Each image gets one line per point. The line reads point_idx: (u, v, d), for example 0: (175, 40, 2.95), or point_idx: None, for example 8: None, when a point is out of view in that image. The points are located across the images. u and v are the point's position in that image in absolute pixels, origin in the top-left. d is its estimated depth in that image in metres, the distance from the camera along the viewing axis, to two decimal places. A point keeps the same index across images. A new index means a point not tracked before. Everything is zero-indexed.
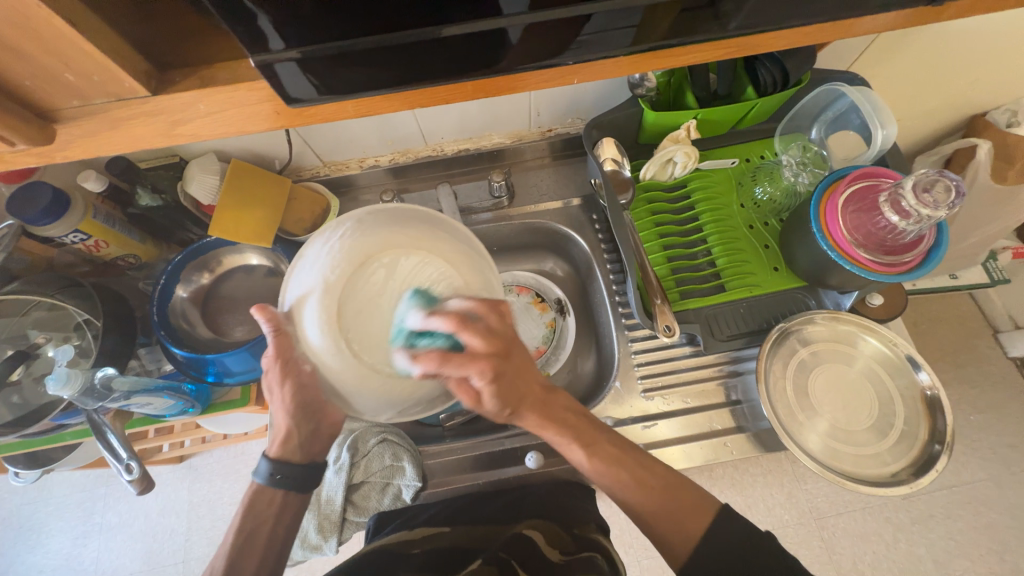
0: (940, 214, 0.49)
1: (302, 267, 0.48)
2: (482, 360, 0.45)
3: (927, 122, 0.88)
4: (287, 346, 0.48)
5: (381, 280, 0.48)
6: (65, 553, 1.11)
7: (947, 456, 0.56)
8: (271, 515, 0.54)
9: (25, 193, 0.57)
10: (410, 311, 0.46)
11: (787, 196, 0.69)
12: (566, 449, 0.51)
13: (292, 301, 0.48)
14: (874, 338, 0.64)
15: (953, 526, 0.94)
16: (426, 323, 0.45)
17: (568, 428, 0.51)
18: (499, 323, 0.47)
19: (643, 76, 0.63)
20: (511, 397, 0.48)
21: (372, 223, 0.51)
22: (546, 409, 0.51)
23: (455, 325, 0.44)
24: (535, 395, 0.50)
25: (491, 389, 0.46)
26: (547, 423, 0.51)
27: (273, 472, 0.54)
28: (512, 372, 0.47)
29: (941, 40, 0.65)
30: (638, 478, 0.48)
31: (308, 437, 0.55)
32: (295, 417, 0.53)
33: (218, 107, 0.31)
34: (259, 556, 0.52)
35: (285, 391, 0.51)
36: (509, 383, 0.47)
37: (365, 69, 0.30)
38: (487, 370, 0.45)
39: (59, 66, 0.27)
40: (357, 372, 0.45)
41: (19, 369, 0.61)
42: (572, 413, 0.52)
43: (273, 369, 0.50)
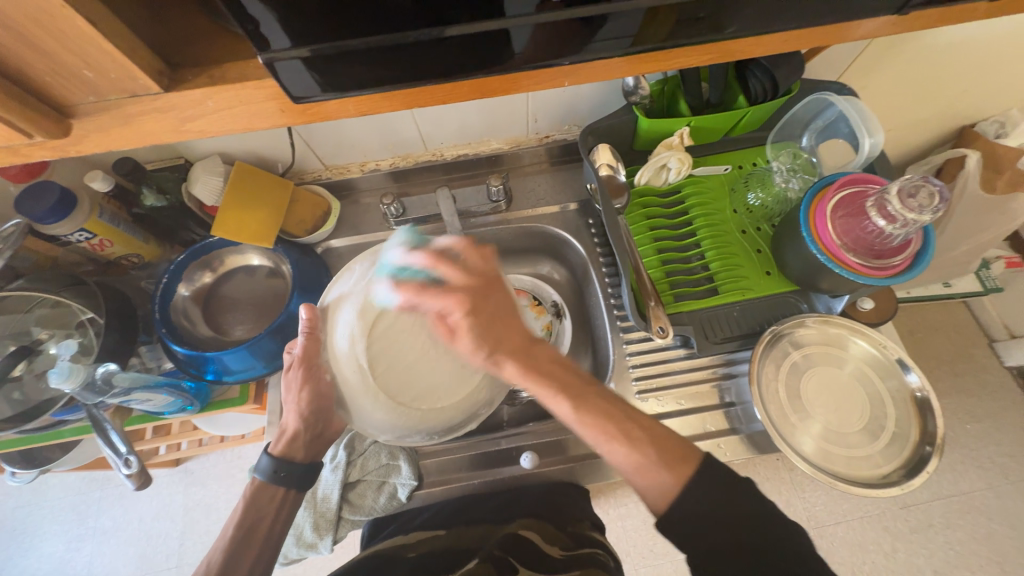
0: (925, 218, 0.51)
1: (346, 276, 0.53)
2: (458, 295, 0.46)
3: (918, 132, 0.90)
4: (315, 352, 0.52)
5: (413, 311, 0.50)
6: (58, 557, 1.10)
7: (937, 458, 0.57)
8: (272, 510, 0.55)
9: (35, 191, 0.59)
10: (395, 249, 0.50)
11: (778, 203, 0.70)
12: (551, 402, 0.47)
13: (333, 303, 0.52)
14: (865, 340, 0.65)
15: (953, 536, 0.93)
16: (408, 257, 0.49)
17: (552, 378, 0.47)
18: (475, 265, 0.49)
19: (637, 84, 0.64)
20: (489, 338, 0.47)
21: (420, 252, 0.55)
22: (528, 359, 0.48)
23: (433, 260, 0.48)
24: (515, 339, 0.48)
25: (465, 322, 0.46)
26: (527, 373, 0.47)
27: (275, 469, 0.56)
28: (490, 309, 0.48)
29: (927, 51, 0.67)
30: (625, 433, 0.45)
31: (312, 438, 0.58)
32: (305, 422, 0.56)
33: (226, 105, 0.32)
34: (254, 556, 0.52)
35: (301, 395, 0.54)
36: (488, 319, 0.47)
37: (367, 68, 0.32)
38: (460, 304, 0.46)
39: (77, 64, 0.29)
40: (370, 389, 0.48)
41: (22, 365, 0.61)
42: (555, 363, 0.48)
43: (297, 371, 0.53)
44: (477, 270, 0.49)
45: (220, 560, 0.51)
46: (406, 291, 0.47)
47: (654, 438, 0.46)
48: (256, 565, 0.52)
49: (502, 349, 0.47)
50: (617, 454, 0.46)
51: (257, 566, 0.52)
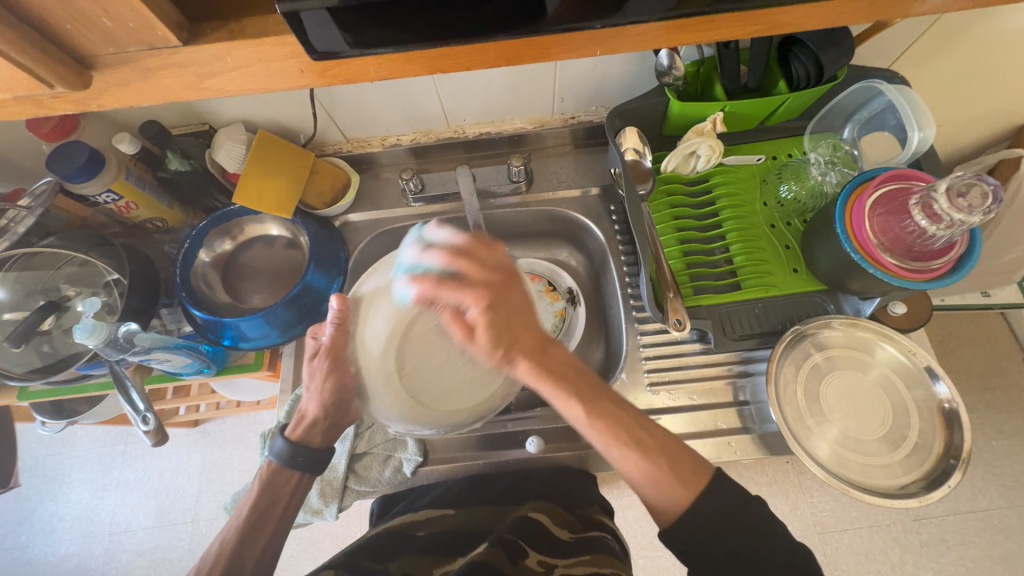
0: (974, 220, 0.47)
1: (381, 274, 0.56)
2: (475, 291, 0.47)
3: (972, 130, 0.84)
4: (341, 344, 0.55)
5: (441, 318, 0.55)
6: (85, 504, 1.16)
7: (961, 472, 0.54)
8: (287, 493, 0.56)
9: (64, 150, 0.60)
10: (413, 245, 0.52)
11: (812, 197, 0.66)
12: (564, 404, 0.48)
13: (364, 296, 0.55)
14: (893, 347, 0.62)
15: (966, 552, 0.90)
16: (421, 254, 0.51)
17: (568, 381, 0.48)
18: (491, 262, 0.50)
19: (671, 64, 0.60)
20: (503, 338, 0.48)
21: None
22: (543, 359, 0.48)
23: (449, 258, 0.49)
24: (531, 340, 0.49)
25: (482, 320, 0.47)
26: (541, 373, 0.48)
27: (292, 454, 0.57)
28: (505, 307, 0.48)
29: (992, 37, 0.62)
30: (635, 437, 0.46)
31: (330, 425, 0.59)
32: (325, 409, 0.58)
33: (245, 62, 0.32)
34: (270, 533, 0.54)
35: (324, 384, 0.56)
36: (502, 322, 0.48)
37: (392, 26, 0.30)
38: (479, 302, 0.47)
39: (96, 11, 0.28)
40: (388, 378, 0.52)
41: (51, 320, 0.63)
42: (571, 365, 0.49)
43: (323, 362, 0.56)
44: (492, 264, 0.50)
45: (235, 538, 0.52)
46: (423, 285, 0.49)
47: (667, 452, 0.45)
48: (270, 543, 0.54)
49: (518, 347, 0.48)
50: (627, 461, 0.46)
51: (272, 543, 0.54)
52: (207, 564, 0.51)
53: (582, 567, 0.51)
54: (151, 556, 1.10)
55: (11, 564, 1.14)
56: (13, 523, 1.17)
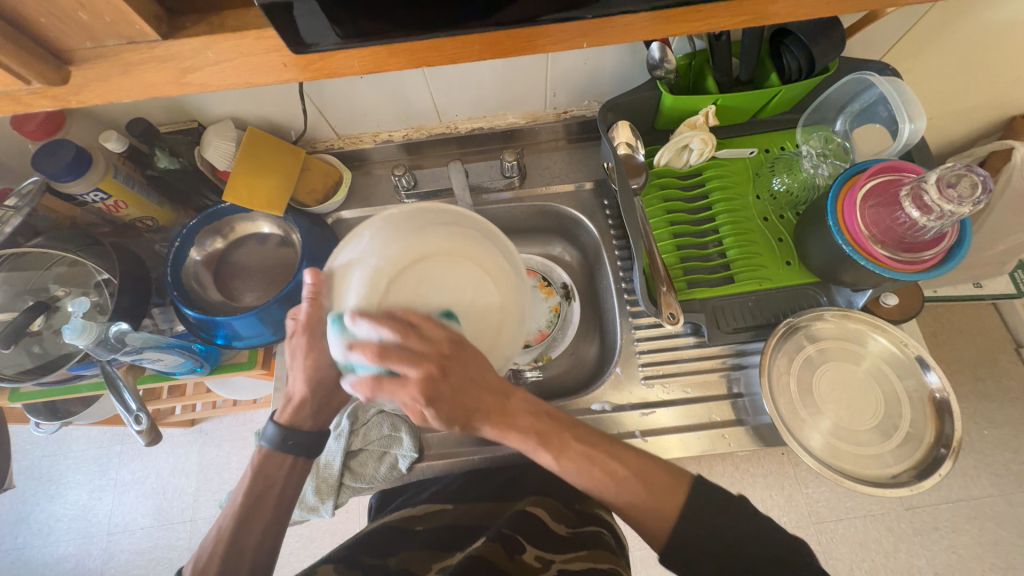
0: (964, 211, 0.47)
1: (356, 240, 0.47)
2: (415, 386, 0.42)
3: (963, 121, 0.84)
4: (320, 317, 0.49)
5: (426, 278, 0.47)
6: (82, 505, 1.16)
7: (952, 461, 0.55)
8: (282, 477, 0.55)
9: (50, 148, 0.59)
10: (335, 339, 0.44)
11: (804, 189, 0.66)
12: (531, 452, 0.49)
13: (341, 267, 0.47)
14: (884, 337, 0.63)
15: (958, 540, 0.92)
16: (347, 353, 0.43)
17: (530, 433, 0.48)
18: (424, 344, 0.44)
19: (662, 58, 0.59)
20: (462, 413, 0.46)
21: (427, 218, 0.49)
22: (505, 416, 0.48)
23: (377, 355, 0.42)
24: (489, 402, 0.47)
25: (436, 412, 0.44)
26: (506, 433, 0.48)
27: (283, 437, 0.55)
28: (456, 386, 0.45)
29: (981, 28, 0.62)
30: (611, 465, 0.47)
31: (320, 405, 0.57)
32: (313, 387, 0.54)
33: (226, 56, 0.32)
34: (266, 520, 0.53)
35: (308, 359, 0.52)
36: (457, 399, 0.45)
37: (377, 19, 0.30)
38: (424, 397, 0.43)
39: (72, 4, 0.28)
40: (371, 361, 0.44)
41: (40, 320, 0.62)
42: (533, 416, 0.49)
43: (302, 336, 0.51)
44: (425, 351, 0.44)
45: (230, 527, 0.52)
46: (360, 388, 0.42)
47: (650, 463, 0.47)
48: (267, 532, 0.53)
49: (477, 415, 0.47)
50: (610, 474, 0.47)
51: (268, 532, 0.53)
52: (204, 553, 0.51)
53: (579, 563, 0.51)
54: (150, 556, 1.10)
55: (9, 566, 1.14)
56: (10, 525, 1.17)
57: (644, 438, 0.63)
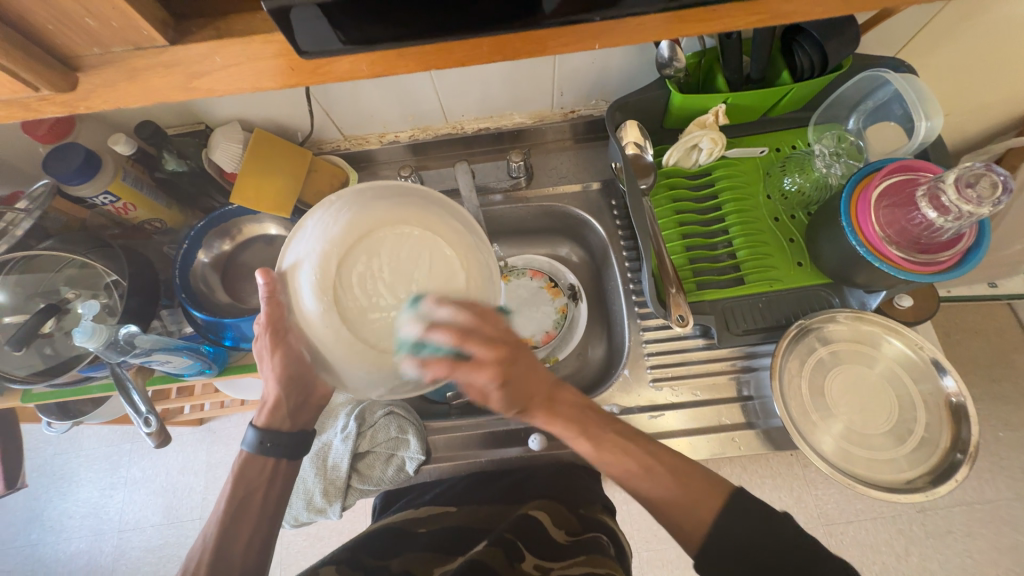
0: (983, 211, 0.46)
1: (300, 234, 0.47)
2: (490, 368, 0.46)
3: (980, 118, 0.82)
4: (279, 315, 0.48)
5: (375, 255, 0.46)
6: (93, 502, 1.17)
7: (969, 466, 0.54)
8: (263, 481, 0.55)
9: (60, 152, 0.59)
10: (409, 321, 0.44)
11: (817, 189, 0.65)
12: (572, 442, 0.51)
13: (291, 266, 0.47)
14: (899, 340, 0.62)
15: (971, 544, 0.90)
16: (425, 334, 0.43)
17: (573, 422, 0.51)
18: (496, 331, 0.47)
19: (672, 56, 0.59)
20: (520, 396, 0.49)
21: (366, 196, 0.48)
22: (553, 407, 0.51)
23: (459, 336, 0.44)
24: (542, 391, 0.51)
25: (500, 391, 0.47)
26: (556, 421, 0.51)
27: (262, 440, 0.55)
28: (518, 373, 0.48)
29: (1001, 23, 0.60)
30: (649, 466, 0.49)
31: (298, 405, 0.57)
32: (286, 387, 0.54)
33: (233, 60, 0.31)
34: (251, 525, 0.53)
35: (274, 360, 0.51)
36: (518, 382, 0.48)
37: (385, 25, 0.29)
38: (497, 378, 0.46)
39: (80, 11, 0.28)
40: (344, 343, 0.44)
41: (51, 322, 0.63)
42: (576, 407, 0.52)
43: (264, 337, 0.50)
44: (499, 337, 0.47)
45: (215, 537, 0.51)
46: (436, 370, 0.44)
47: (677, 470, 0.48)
48: (252, 540, 0.52)
49: (531, 401, 0.50)
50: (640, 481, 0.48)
51: (251, 542, 0.52)
52: (192, 563, 0.50)
53: (578, 567, 0.50)
54: (160, 553, 1.12)
55: (23, 561, 1.16)
56: (23, 522, 1.18)
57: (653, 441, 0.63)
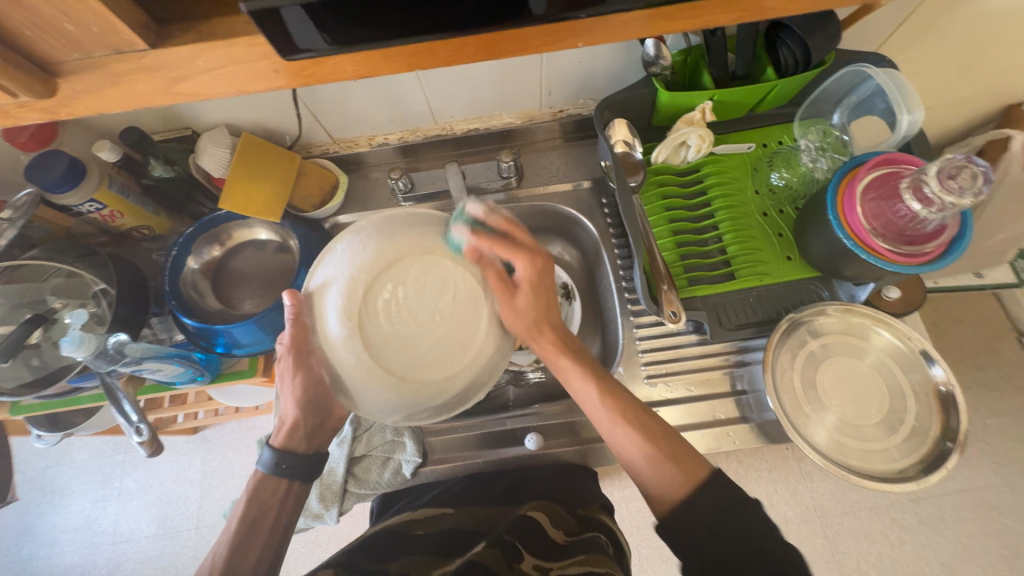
0: (965, 202, 0.47)
1: (329, 257, 0.47)
2: (528, 259, 0.52)
3: (962, 111, 0.83)
4: (303, 337, 0.49)
5: (402, 283, 0.46)
6: (86, 515, 1.15)
7: (958, 455, 0.55)
8: (275, 504, 0.54)
9: (44, 160, 0.58)
10: (472, 203, 0.52)
11: (804, 184, 0.66)
12: (579, 380, 0.54)
13: (317, 288, 0.47)
14: (888, 331, 0.63)
15: (963, 531, 0.91)
16: (482, 215, 0.51)
17: (581, 358, 0.55)
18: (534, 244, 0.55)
19: (658, 55, 0.60)
20: (540, 307, 0.54)
21: (396, 224, 0.49)
22: (562, 338, 0.56)
23: (508, 226, 0.53)
24: (556, 321, 0.56)
25: (527, 284, 0.52)
26: (563, 349, 0.55)
27: (278, 461, 0.55)
28: (546, 279, 0.54)
29: (979, 17, 0.62)
30: (651, 436, 0.50)
31: (314, 427, 0.58)
32: (303, 409, 0.56)
33: (217, 64, 0.31)
34: (258, 551, 0.51)
35: (295, 381, 0.54)
36: (542, 290, 0.54)
37: (367, 24, 0.29)
38: (531, 270, 0.52)
39: (58, 16, 0.28)
40: (366, 369, 0.44)
41: (38, 333, 0.62)
42: (583, 352, 0.57)
43: (288, 357, 0.52)
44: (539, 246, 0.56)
45: (225, 554, 0.50)
46: (481, 239, 0.49)
47: (678, 452, 0.48)
48: (263, 556, 0.51)
49: (547, 320, 0.55)
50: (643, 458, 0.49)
51: (261, 563, 0.51)
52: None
53: (576, 567, 0.50)
54: (155, 565, 1.10)
55: None
56: (14, 537, 1.16)
57: None
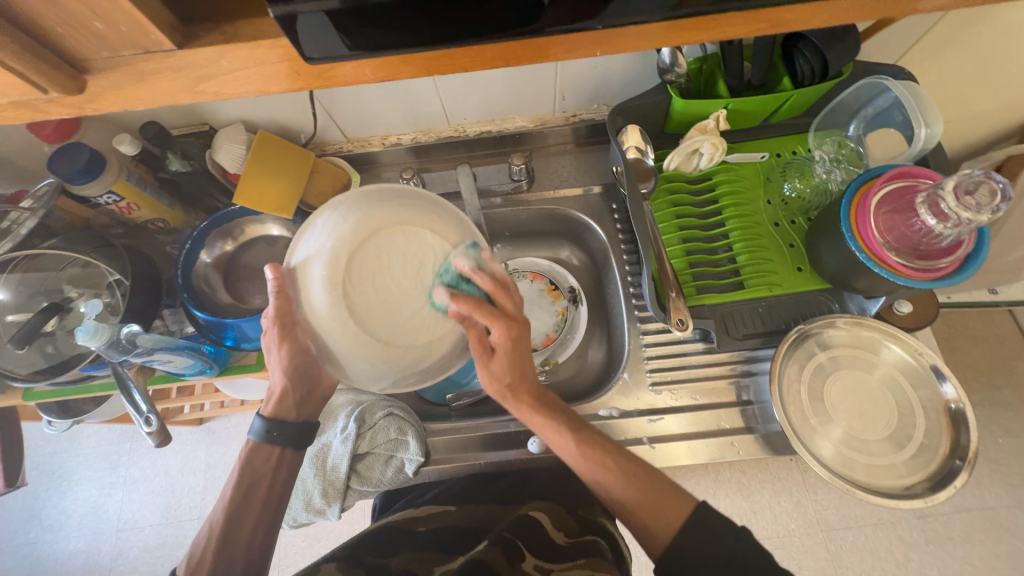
0: (982, 218, 0.46)
1: (310, 231, 0.47)
2: (506, 325, 0.47)
3: (981, 126, 0.82)
4: (287, 309, 0.48)
5: (383, 254, 0.47)
6: (92, 501, 1.17)
7: (967, 473, 0.54)
8: (270, 470, 0.55)
9: (65, 152, 0.60)
10: (459, 256, 0.48)
11: (817, 194, 0.66)
12: (554, 437, 0.53)
13: (299, 262, 0.47)
14: (898, 346, 0.62)
15: (971, 551, 0.90)
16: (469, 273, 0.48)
17: (558, 421, 0.53)
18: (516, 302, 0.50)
19: (673, 62, 0.60)
20: (517, 371, 0.51)
21: (373, 195, 0.49)
22: (542, 401, 0.53)
23: (494, 288, 0.48)
24: (534, 383, 0.53)
25: (503, 350, 0.48)
26: (540, 410, 0.53)
27: (268, 429, 0.56)
28: (525, 345, 0.50)
29: (1001, 32, 0.61)
30: (622, 468, 0.50)
31: (303, 398, 0.58)
32: (291, 378, 0.55)
33: (240, 64, 0.32)
34: (258, 511, 0.53)
35: (281, 352, 0.52)
36: (520, 355, 0.50)
37: (389, 29, 0.30)
38: (509, 338, 0.48)
39: (89, 15, 0.28)
40: (352, 336, 0.44)
41: (54, 321, 0.63)
42: (563, 412, 0.54)
43: (272, 331, 0.51)
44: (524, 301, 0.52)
45: (223, 517, 0.51)
46: (460, 304, 0.46)
47: (649, 477, 0.50)
48: (258, 525, 0.53)
49: (524, 383, 0.52)
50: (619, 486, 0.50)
51: (257, 530, 0.53)
52: (197, 550, 0.50)
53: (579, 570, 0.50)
54: (158, 553, 1.12)
55: (21, 559, 1.16)
56: (22, 520, 1.18)
57: (652, 445, 0.63)
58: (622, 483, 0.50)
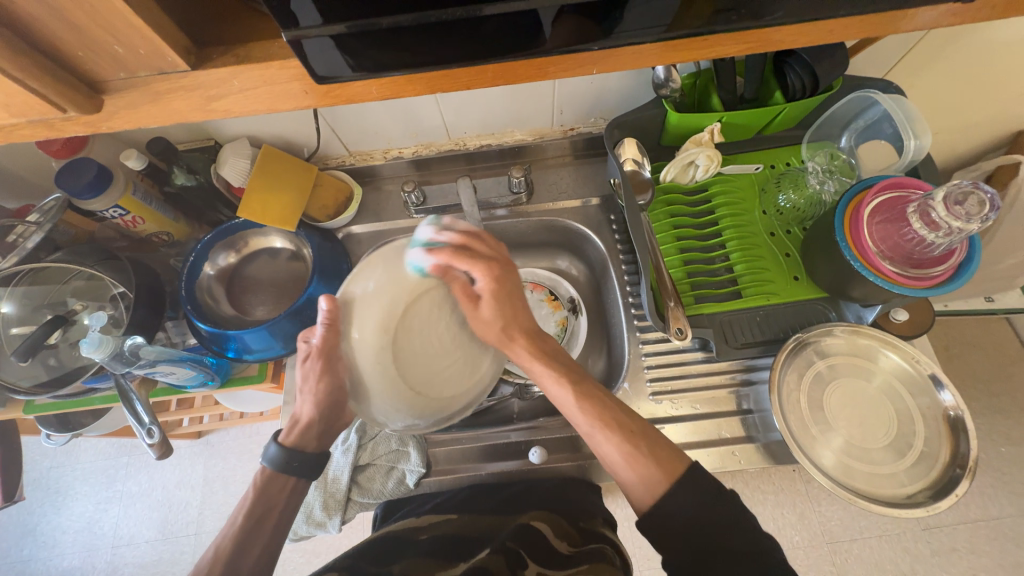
0: (972, 227, 0.47)
1: (370, 271, 0.48)
2: (485, 266, 0.51)
3: (971, 137, 0.84)
4: (333, 344, 0.48)
5: (436, 308, 0.49)
6: (88, 516, 1.16)
7: (968, 481, 0.54)
8: (283, 501, 0.55)
9: (74, 167, 0.61)
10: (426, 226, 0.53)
11: (810, 205, 0.67)
12: (551, 384, 0.51)
13: (355, 298, 0.48)
14: (896, 354, 0.62)
15: (977, 562, 0.89)
16: (437, 236, 0.52)
17: (556, 365, 0.52)
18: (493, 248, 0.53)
19: (668, 77, 0.61)
20: (507, 314, 0.52)
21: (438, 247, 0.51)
22: (535, 342, 0.52)
23: (464, 239, 0.52)
24: (526, 323, 0.53)
25: (489, 291, 0.51)
26: (535, 353, 0.52)
27: (289, 459, 0.55)
28: (512, 283, 0.52)
29: (984, 47, 0.63)
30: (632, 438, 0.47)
31: (323, 430, 0.59)
32: (320, 410, 0.56)
33: (251, 85, 0.33)
34: (263, 543, 0.52)
35: (318, 386, 0.54)
36: (509, 291, 0.52)
37: (392, 51, 0.31)
38: (490, 275, 0.51)
39: (109, 40, 0.30)
40: (390, 380, 0.46)
41: (57, 334, 0.63)
42: (562, 357, 0.53)
43: (314, 363, 0.52)
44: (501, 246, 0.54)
45: (231, 544, 0.50)
46: (438, 257, 0.50)
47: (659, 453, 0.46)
48: (264, 555, 0.51)
49: (517, 327, 0.52)
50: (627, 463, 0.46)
51: (262, 560, 0.51)
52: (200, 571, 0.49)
53: None
54: (154, 569, 1.10)
55: None
56: (17, 536, 1.17)
57: None
58: (625, 464, 0.47)
